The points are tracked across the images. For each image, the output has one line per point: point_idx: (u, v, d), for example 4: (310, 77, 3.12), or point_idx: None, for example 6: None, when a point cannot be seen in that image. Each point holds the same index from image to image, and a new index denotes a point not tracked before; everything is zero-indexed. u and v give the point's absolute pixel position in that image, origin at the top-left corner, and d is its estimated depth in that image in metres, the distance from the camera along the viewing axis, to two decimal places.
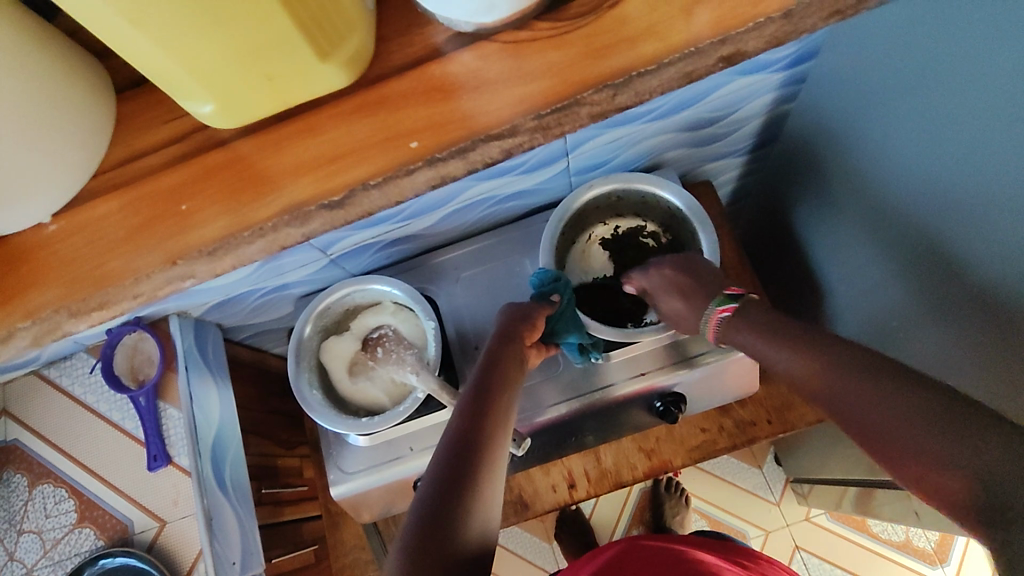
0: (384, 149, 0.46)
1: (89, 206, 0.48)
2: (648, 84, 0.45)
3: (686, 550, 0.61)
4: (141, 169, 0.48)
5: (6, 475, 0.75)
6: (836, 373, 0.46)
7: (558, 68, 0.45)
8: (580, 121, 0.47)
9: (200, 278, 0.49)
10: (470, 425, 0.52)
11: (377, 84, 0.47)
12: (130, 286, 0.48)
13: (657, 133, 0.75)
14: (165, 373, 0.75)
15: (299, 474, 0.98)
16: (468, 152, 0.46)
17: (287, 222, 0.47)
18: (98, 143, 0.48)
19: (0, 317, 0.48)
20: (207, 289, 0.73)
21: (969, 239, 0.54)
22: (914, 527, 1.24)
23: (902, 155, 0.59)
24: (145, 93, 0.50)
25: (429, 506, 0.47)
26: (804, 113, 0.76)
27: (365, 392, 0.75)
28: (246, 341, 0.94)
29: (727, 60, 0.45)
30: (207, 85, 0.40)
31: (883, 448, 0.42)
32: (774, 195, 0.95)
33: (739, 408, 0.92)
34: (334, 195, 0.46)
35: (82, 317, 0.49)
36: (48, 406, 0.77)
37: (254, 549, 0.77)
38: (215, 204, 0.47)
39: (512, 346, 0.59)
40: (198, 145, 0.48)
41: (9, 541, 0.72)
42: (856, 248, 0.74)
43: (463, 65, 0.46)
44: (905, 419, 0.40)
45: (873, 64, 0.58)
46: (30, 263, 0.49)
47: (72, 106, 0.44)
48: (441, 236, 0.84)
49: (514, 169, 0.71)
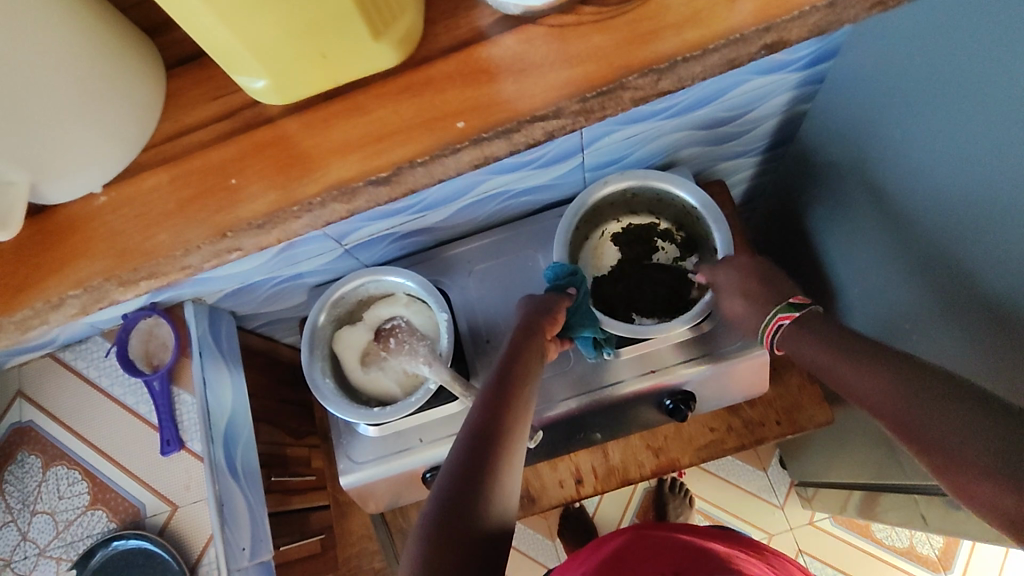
0: (428, 129, 0.47)
1: (139, 179, 0.49)
2: (690, 70, 0.46)
3: (699, 542, 0.61)
4: (191, 144, 0.49)
5: (20, 457, 0.76)
6: (892, 388, 0.48)
7: (603, 52, 0.46)
8: (622, 105, 0.47)
9: (245, 251, 0.50)
10: (491, 413, 0.52)
11: (424, 65, 0.47)
12: (180, 258, 0.49)
13: (674, 131, 0.75)
14: (179, 358, 0.76)
15: (307, 464, 0.99)
16: (513, 132, 0.47)
17: (335, 197, 0.48)
18: (149, 118, 0.49)
19: (50, 285, 0.49)
20: (224, 275, 0.74)
21: (982, 241, 0.54)
22: (918, 532, 1.25)
23: (916, 156, 0.59)
24: (194, 70, 0.51)
25: (448, 492, 0.48)
26: (821, 113, 0.76)
27: (377, 382, 0.76)
28: (259, 329, 0.94)
29: (769, 48, 0.46)
30: (264, 61, 0.41)
31: (946, 464, 0.43)
32: (787, 195, 0.95)
33: (748, 408, 0.92)
34: (381, 172, 0.47)
35: (130, 287, 0.50)
36: (63, 388, 0.78)
37: (264, 536, 0.78)
38: (263, 179, 0.48)
39: (533, 338, 0.59)
40: (247, 121, 0.49)
41: (22, 522, 0.73)
42: (869, 250, 0.74)
43: (508, 49, 0.47)
44: (953, 432, 0.43)
45: (891, 63, 0.59)
46: (78, 234, 0.49)
47: (128, 81, 0.45)
48: (456, 230, 0.84)
49: (531, 163, 0.71)
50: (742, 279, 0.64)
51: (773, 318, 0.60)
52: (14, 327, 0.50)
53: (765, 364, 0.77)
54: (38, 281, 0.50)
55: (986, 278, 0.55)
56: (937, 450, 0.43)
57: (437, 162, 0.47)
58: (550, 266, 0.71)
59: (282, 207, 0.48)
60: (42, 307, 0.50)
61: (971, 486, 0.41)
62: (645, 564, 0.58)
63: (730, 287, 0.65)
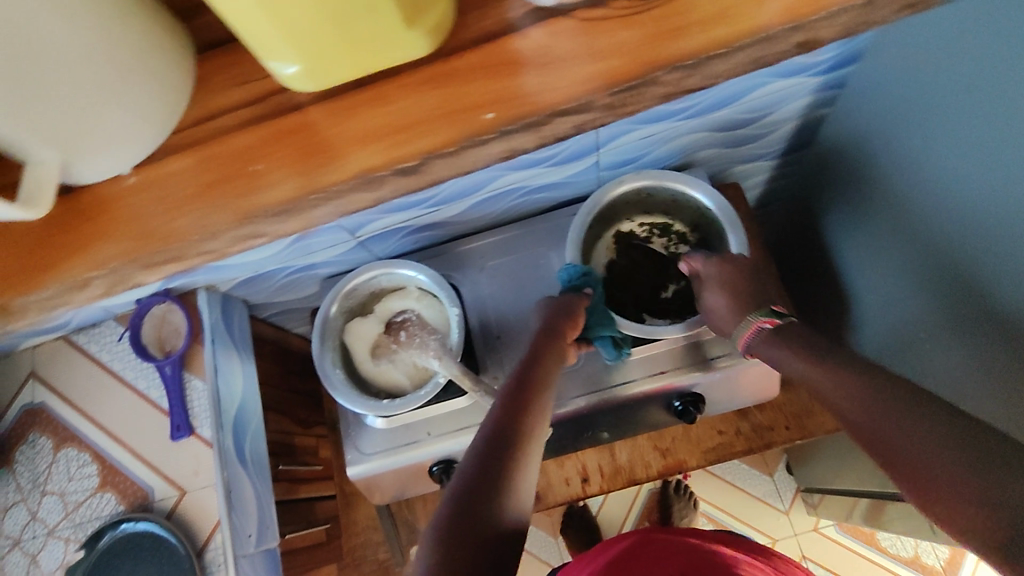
0: (452, 121, 0.47)
1: (164, 162, 0.50)
2: (716, 68, 0.45)
3: (706, 544, 0.61)
4: (216, 129, 0.50)
5: (32, 438, 0.76)
6: (863, 392, 0.47)
7: (630, 47, 0.45)
8: (648, 101, 0.47)
9: (268, 237, 0.50)
10: (510, 416, 0.53)
11: (450, 57, 0.48)
12: (199, 243, 0.49)
13: (690, 132, 0.75)
14: (191, 345, 0.76)
15: (314, 453, 0.99)
16: (540, 126, 0.47)
17: (355, 187, 0.48)
18: (179, 103, 0.49)
19: (74, 266, 0.50)
20: (238, 264, 0.74)
21: (996, 253, 0.53)
22: (925, 543, 1.24)
23: (930, 164, 0.59)
24: (222, 55, 0.51)
25: (465, 489, 0.48)
26: (841, 118, 0.75)
27: (387, 374, 0.76)
28: (270, 319, 0.94)
29: (800, 46, 0.46)
30: (297, 47, 0.41)
31: (902, 470, 0.42)
32: (805, 201, 0.94)
33: (757, 412, 0.92)
34: (408, 162, 0.47)
35: (153, 270, 0.50)
36: (76, 371, 0.78)
37: (270, 523, 0.78)
38: (285, 167, 0.49)
39: (553, 341, 0.60)
40: (274, 108, 0.50)
41: (33, 501, 0.74)
42: (884, 263, 0.74)
43: (534, 42, 0.47)
44: (923, 434, 0.41)
45: (915, 65, 0.58)
46: (101, 215, 0.50)
47: (164, 68, 0.46)
48: (468, 225, 0.84)
49: (545, 160, 0.71)
50: (729, 277, 0.65)
51: (755, 320, 0.61)
52: (39, 306, 0.51)
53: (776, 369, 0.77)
54: (60, 262, 0.50)
55: (997, 292, 0.54)
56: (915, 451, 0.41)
57: (463, 153, 0.47)
58: (563, 268, 0.70)
59: (304, 194, 0.48)
60: (65, 288, 0.50)
61: (944, 489, 0.39)
62: (654, 563, 0.58)
63: (716, 281, 0.65)
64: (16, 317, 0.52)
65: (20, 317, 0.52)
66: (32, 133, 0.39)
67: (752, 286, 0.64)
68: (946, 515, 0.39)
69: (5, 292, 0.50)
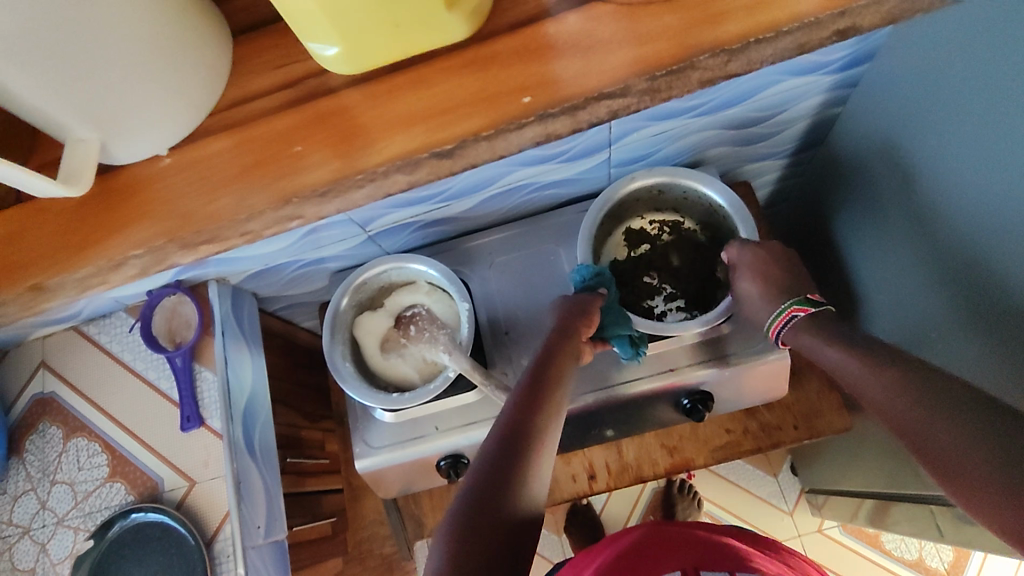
0: (494, 103, 0.48)
1: (201, 143, 0.52)
2: (761, 52, 0.47)
3: (717, 538, 0.61)
4: (254, 111, 0.52)
5: (42, 427, 0.76)
6: (894, 386, 0.48)
7: (671, 32, 0.47)
8: (689, 86, 0.48)
9: (306, 219, 0.52)
10: (524, 414, 0.53)
11: (489, 40, 0.50)
12: (243, 223, 0.50)
13: (702, 129, 0.75)
14: (201, 336, 0.76)
15: (321, 447, 0.99)
16: (579, 109, 0.48)
17: (397, 168, 0.49)
18: (216, 86, 0.51)
19: (111, 245, 0.51)
20: (250, 256, 0.75)
21: (1011, 250, 0.53)
22: (929, 545, 1.24)
23: (941, 165, 0.59)
24: (259, 39, 0.53)
25: (477, 486, 0.49)
26: (853, 117, 0.75)
27: (397, 369, 0.76)
28: (279, 312, 0.94)
29: (841, 33, 0.47)
30: (338, 30, 0.43)
31: (937, 464, 0.42)
32: (815, 201, 0.93)
33: (766, 411, 0.92)
34: (445, 144, 0.48)
35: (192, 250, 0.51)
36: (87, 362, 0.78)
37: (277, 515, 0.78)
38: (325, 148, 0.50)
39: (568, 340, 0.60)
40: (310, 91, 0.52)
41: (43, 491, 0.74)
42: (896, 262, 0.73)
43: (572, 27, 0.49)
44: (953, 431, 0.42)
45: (928, 64, 0.58)
46: (139, 195, 0.52)
47: (205, 50, 0.48)
48: (478, 221, 0.84)
49: (557, 156, 0.71)
50: (763, 264, 0.65)
51: (788, 308, 0.62)
52: (76, 284, 0.52)
53: (785, 368, 0.76)
54: (101, 240, 0.51)
55: (1014, 287, 0.53)
56: (936, 447, 0.43)
57: (501, 136, 0.49)
58: (576, 270, 0.71)
59: (345, 175, 0.49)
60: (100, 266, 0.51)
61: (965, 479, 0.40)
62: (663, 556, 0.58)
63: (749, 268, 0.66)
64: (53, 295, 0.53)
65: (55, 297, 0.53)
66: (72, 107, 0.41)
67: (763, 280, 0.65)
68: (982, 507, 0.40)
69: (50, 269, 0.52)
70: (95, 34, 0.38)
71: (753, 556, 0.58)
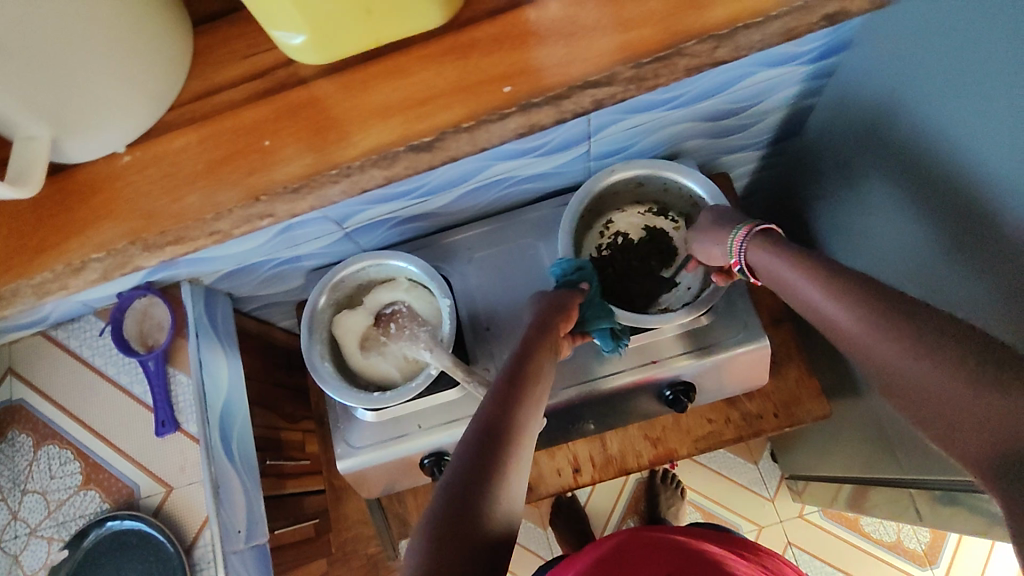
0: (476, 92, 0.47)
1: (166, 138, 0.50)
2: (748, 38, 0.47)
3: (694, 544, 0.59)
4: (221, 104, 0.50)
5: (12, 435, 0.73)
6: (844, 304, 0.45)
7: (656, 17, 0.47)
8: (677, 73, 0.48)
9: (277, 218, 0.50)
10: (501, 411, 0.52)
11: (467, 27, 0.49)
12: (211, 222, 0.48)
13: (680, 121, 0.74)
14: (175, 339, 0.74)
15: (300, 448, 0.97)
16: (564, 98, 0.47)
17: (374, 162, 0.48)
18: (179, 77, 0.49)
19: (73, 248, 0.49)
20: (221, 256, 0.72)
21: (970, 239, 0.53)
22: (906, 526, 1.26)
23: (909, 159, 0.59)
24: (227, 29, 0.52)
25: (452, 491, 0.47)
26: (827, 107, 0.75)
27: (376, 367, 0.74)
28: (253, 312, 0.92)
29: (830, 18, 0.47)
30: (302, 16, 0.41)
31: (914, 397, 0.39)
32: (792, 191, 0.93)
33: (747, 400, 0.91)
34: (424, 136, 0.47)
35: (155, 253, 0.50)
36: (55, 368, 0.75)
37: (259, 519, 0.76)
38: (297, 142, 0.49)
39: (545, 337, 0.59)
40: (282, 81, 0.50)
41: (13, 500, 0.71)
42: (872, 256, 0.72)
43: (553, 13, 0.48)
44: (921, 356, 0.39)
45: (887, 53, 0.58)
46: (102, 193, 0.50)
47: (165, 42, 0.46)
48: (456, 216, 0.82)
49: (534, 150, 0.70)
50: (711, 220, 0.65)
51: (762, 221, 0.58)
52: (34, 290, 0.50)
53: (764, 358, 0.76)
54: (58, 242, 0.49)
55: (979, 280, 0.53)
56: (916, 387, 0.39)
57: (482, 127, 0.47)
58: (555, 263, 0.70)
59: (320, 170, 0.48)
60: (65, 268, 0.49)
61: (960, 423, 0.37)
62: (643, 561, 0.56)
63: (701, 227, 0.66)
64: (12, 302, 0.51)
65: (12, 305, 0.51)
66: (26, 100, 0.39)
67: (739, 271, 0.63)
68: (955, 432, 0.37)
69: (10, 270, 0.49)
70: (42, 22, 0.36)
71: (730, 562, 0.58)
